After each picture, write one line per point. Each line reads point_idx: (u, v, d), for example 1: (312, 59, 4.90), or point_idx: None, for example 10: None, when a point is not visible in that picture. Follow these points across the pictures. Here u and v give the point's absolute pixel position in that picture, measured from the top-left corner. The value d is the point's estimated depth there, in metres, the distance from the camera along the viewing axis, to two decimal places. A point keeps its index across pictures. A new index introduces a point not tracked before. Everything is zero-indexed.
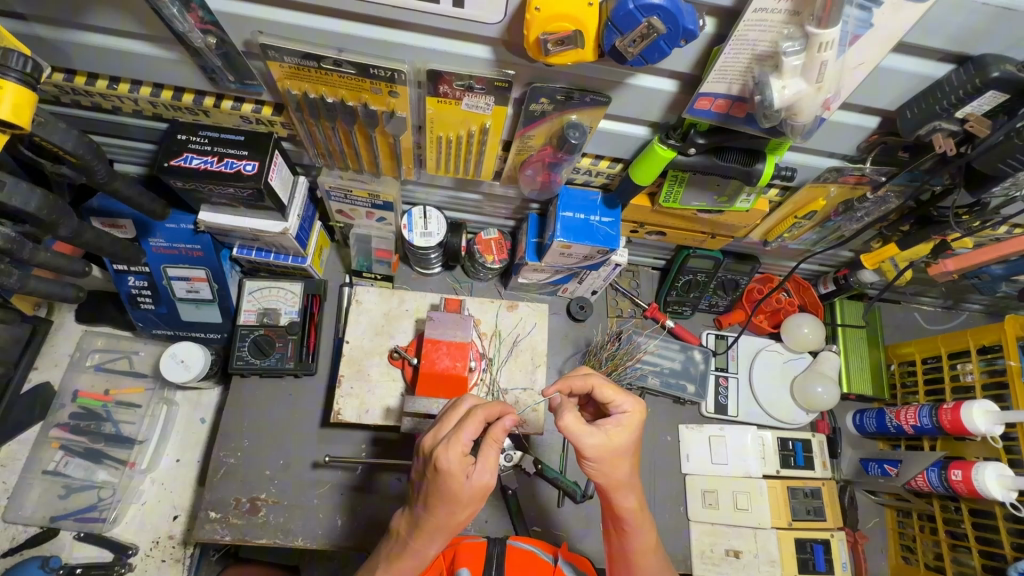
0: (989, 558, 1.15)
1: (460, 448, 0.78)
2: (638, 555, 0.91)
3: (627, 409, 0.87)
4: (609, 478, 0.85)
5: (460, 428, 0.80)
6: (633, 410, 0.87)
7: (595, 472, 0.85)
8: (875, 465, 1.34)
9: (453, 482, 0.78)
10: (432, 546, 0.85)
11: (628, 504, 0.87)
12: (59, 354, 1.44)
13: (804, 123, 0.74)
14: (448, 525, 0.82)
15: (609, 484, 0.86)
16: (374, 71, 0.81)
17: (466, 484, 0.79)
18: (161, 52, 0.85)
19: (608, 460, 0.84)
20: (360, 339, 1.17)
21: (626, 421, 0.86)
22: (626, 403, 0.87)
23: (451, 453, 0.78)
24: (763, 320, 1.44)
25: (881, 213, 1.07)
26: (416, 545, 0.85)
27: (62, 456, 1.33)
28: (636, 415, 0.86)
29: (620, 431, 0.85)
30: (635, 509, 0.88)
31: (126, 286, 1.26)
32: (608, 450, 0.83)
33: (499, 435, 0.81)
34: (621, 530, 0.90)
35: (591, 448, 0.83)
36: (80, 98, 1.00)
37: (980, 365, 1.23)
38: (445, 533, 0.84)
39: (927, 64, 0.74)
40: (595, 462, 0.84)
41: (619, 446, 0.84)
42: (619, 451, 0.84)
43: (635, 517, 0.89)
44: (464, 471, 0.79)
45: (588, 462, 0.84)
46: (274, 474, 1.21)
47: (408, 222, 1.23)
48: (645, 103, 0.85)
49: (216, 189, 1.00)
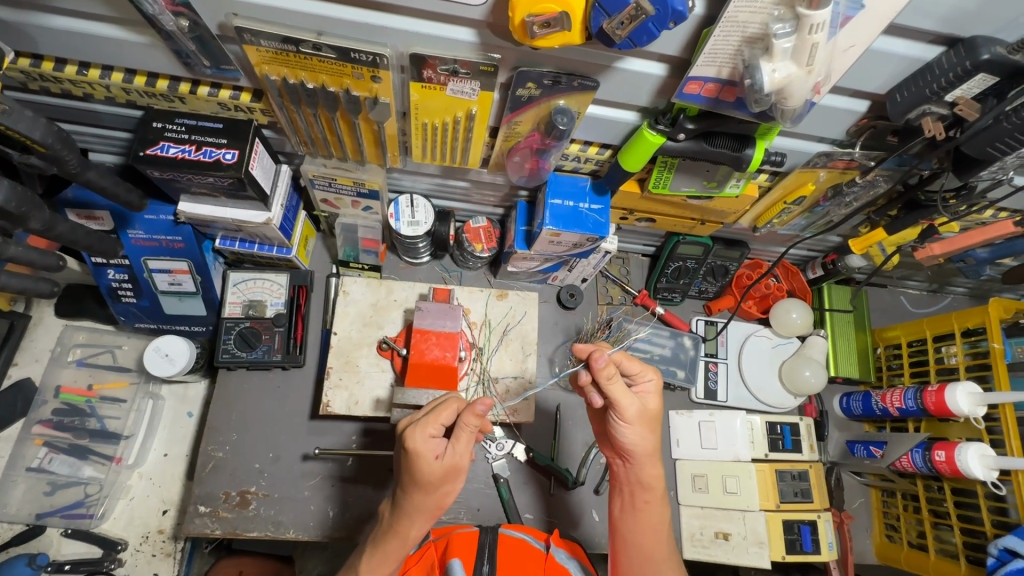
0: (970, 535, 1.18)
1: (429, 429, 0.80)
2: (657, 535, 0.94)
3: (650, 377, 0.89)
4: (645, 444, 0.90)
5: (436, 412, 0.81)
6: (655, 377, 0.89)
7: (634, 438, 0.88)
8: (861, 447, 1.36)
9: (421, 461, 0.79)
10: (416, 528, 0.85)
11: (657, 475, 0.92)
12: (39, 349, 1.40)
13: (794, 107, 0.73)
14: (430, 505, 0.83)
15: (642, 451, 0.90)
16: (356, 56, 0.79)
17: (437, 462, 0.80)
18: (132, 35, 0.82)
19: (643, 424, 0.88)
20: (348, 330, 1.16)
21: (651, 389, 0.89)
22: (648, 375, 0.89)
23: (422, 431, 0.79)
24: (752, 306, 1.44)
25: (870, 198, 1.07)
26: (400, 526, 0.85)
27: (46, 452, 1.30)
28: (656, 386, 0.90)
29: (649, 399, 0.89)
30: (660, 481, 0.93)
31: (106, 280, 1.23)
32: (645, 413, 0.88)
33: (473, 422, 0.80)
34: (645, 504, 0.94)
35: (632, 412, 0.86)
36: (49, 85, 0.96)
37: (964, 348, 1.25)
38: (426, 512, 0.84)
39: (917, 47, 0.73)
40: (634, 427, 0.87)
41: (653, 412, 0.89)
42: (652, 416, 0.89)
43: (660, 489, 0.94)
44: (435, 449, 0.80)
45: (628, 426, 0.87)
46: (265, 467, 1.20)
47: (395, 211, 1.21)
48: (633, 88, 0.84)
49: (195, 179, 0.98)
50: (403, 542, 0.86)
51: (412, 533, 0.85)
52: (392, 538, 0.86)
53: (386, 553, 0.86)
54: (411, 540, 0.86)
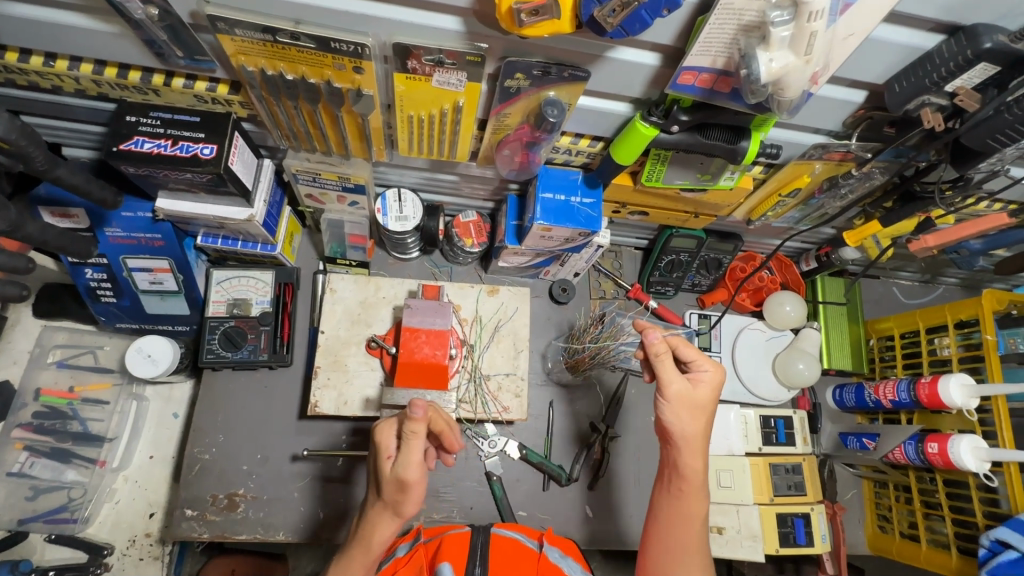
0: (962, 526, 1.18)
1: (391, 429, 0.81)
2: (689, 522, 0.91)
3: (707, 368, 0.94)
4: (688, 427, 0.92)
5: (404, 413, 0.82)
6: (712, 368, 0.94)
7: (674, 419, 0.92)
8: (854, 439, 1.36)
9: (377, 458, 0.81)
10: (373, 539, 0.82)
11: (697, 466, 0.92)
12: (17, 351, 1.36)
13: (791, 98, 0.70)
14: (386, 510, 0.81)
15: (685, 436, 0.92)
16: (337, 45, 0.76)
17: (389, 463, 0.80)
18: (100, 25, 0.78)
19: (685, 408, 0.92)
20: (335, 329, 1.13)
21: (707, 378, 0.93)
22: (710, 367, 0.94)
23: (383, 428, 0.81)
24: (746, 299, 1.44)
25: (866, 189, 1.05)
26: (363, 533, 0.83)
27: (27, 457, 1.26)
28: (714, 379, 0.94)
29: (704, 388, 0.93)
30: (699, 473, 0.92)
31: (84, 280, 1.19)
32: (689, 397, 0.92)
33: (418, 429, 0.76)
34: (679, 491, 0.93)
35: (674, 390, 0.91)
36: (15, 77, 0.92)
37: (957, 339, 1.25)
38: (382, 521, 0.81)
39: (917, 35, 0.71)
40: (675, 407, 0.92)
41: (701, 400, 0.92)
42: (698, 403, 0.92)
43: (699, 481, 0.93)
44: (388, 449, 0.80)
45: (669, 405, 0.92)
46: (252, 469, 1.18)
47: (382, 206, 1.18)
48: (625, 78, 0.81)
49: (172, 175, 0.94)
50: (364, 552, 0.83)
51: (371, 543, 0.82)
52: (353, 546, 0.84)
53: (349, 564, 0.83)
54: (369, 549, 0.82)
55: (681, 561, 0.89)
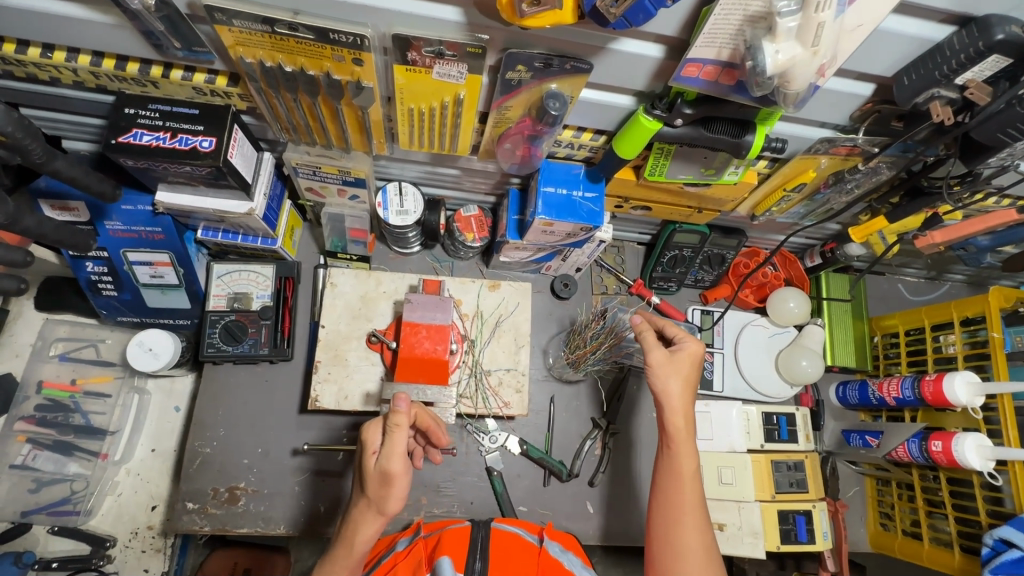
0: (965, 524, 1.18)
1: (379, 425, 0.82)
2: (682, 482, 0.91)
3: (688, 341, 0.99)
4: (672, 388, 0.95)
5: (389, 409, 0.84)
6: (692, 341, 0.98)
7: (658, 381, 0.95)
8: (857, 436, 1.36)
9: (363, 454, 0.81)
10: (356, 538, 0.81)
11: (681, 423, 0.93)
12: (20, 344, 1.37)
13: (797, 91, 0.69)
14: (370, 507, 0.81)
15: (670, 397, 0.94)
16: (335, 36, 0.75)
17: (373, 458, 0.80)
18: (97, 15, 0.77)
19: (668, 371, 0.95)
20: (336, 323, 1.13)
21: (687, 348, 0.98)
22: (689, 341, 0.99)
23: (370, 425, 0.82)
24: (749, 295, 1.43)
25: (872, 184, 1.04)
26: (348, 533, 0.82)
27: (30, 449, 1.26)
28: (695, 350, 0.98)
29: (686, 357, 0.97)
30: (686, 430, 0.93)
31: (85, 273, 1.18)
32: (672, 362, 0.96)
33: (401, 421, 0.77)
34: (668, 451, 0.94)
35: (656, 358, 0.96)
36: (13, 69, 0.91)
37: (963, 337, 1.24)
38: (365, 518, 0.81)
39: (927, 27, 0.70)
40: (659, 371, 0.95)
41: (684, 366, 0.96)
42: (682, 368, 0.96)
43: (686, 438, 0.94)
44: (373, 444, 0.80)
45: (654, 370, 0.96)
46: (253, 463, 1.18)
47: (383, 199, 1.17)
48: (628, 70, 0.80)
49: (171, 167, 0.93)
50: (349, 551, 0.82)
51: (354, 542, 0.81)
52: (339, 547, 0.83)
53: (335, 564, 0.82)
54: (354, 548, 0.81)
55: (682, 525, 0.88)
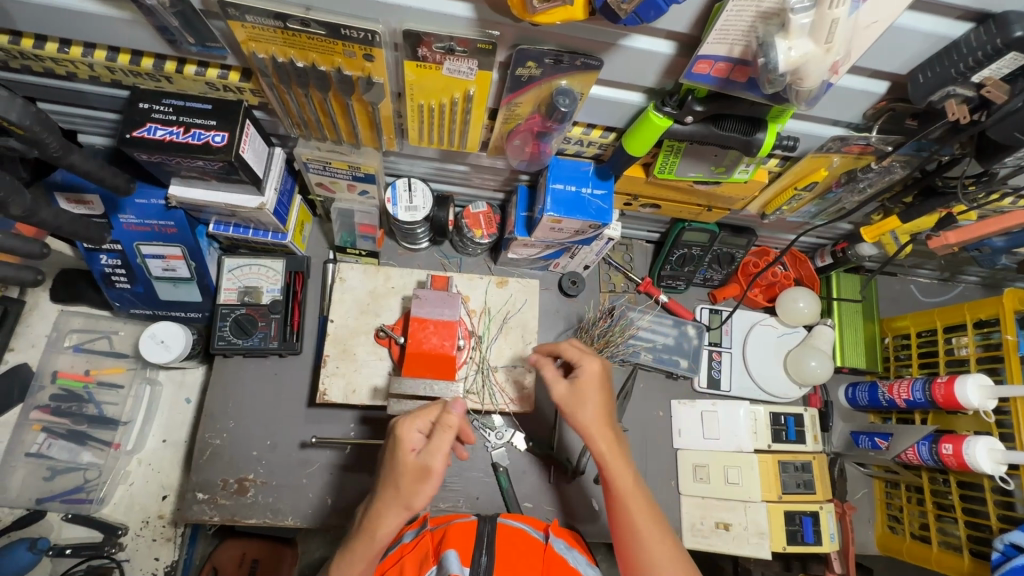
0: (975, 529, 1.17)
1: (416, 423, 0.83)
2: (624, 502, 0.91)
3: (585, 363, 0.96)
4: (587, 419, 0.93)
5: (426, 408, 0.86)
6: (587, 362, 0.95)
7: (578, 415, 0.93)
8: (866, 438, 1.34)
9: (398, 450, 0.82)
10: (381, 530, 0.82)
11: (607, 452, 0.92)
12: (35, 334, 1.39)
13: (810, 89, 0.68)
14: (397, 502, 0.81)
15: (581, 424, 0.93)
16: (346, 32, 0.75)
17: (410, 456, 0.81)
18: (113, 11, 0.78)
19: (589, 402, 0.94)
20: (344, 318, 1.14)
21: (581, 373, 0.95)
22: (587, 361, 0.96)
23: (406, 422, 0.83)
24: (758, 294, 1.41)
25: (885, 184, 1.03)
26: (370, 525, 0.83)
27: (44, 438, 1.29)
28: (595, 369, 0.95)
29: (583, 378, 0.95)
30: (613, 456, 0.92)
31: (99, 265, 1.20)
32: (576, 393, 0.94)
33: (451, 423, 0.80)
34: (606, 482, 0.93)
35: (567, 394, 0.94)
36: (31, 64, 0.92)
37: (976, 339, 1.22)
38: (395, 512, 0.82)
39: (944, 23, 0.69)
40: (580, 405, 0.94)
41: (580, 388, 0.94)
42: (580, 394, 0.94)
43: (618, 463, 0.92)
44: (410, 442, 0.82)
45: (574, 406, 0.94)
46: (262, 455, 1.20)
47: (392, 195, 1.18)
48: (639, 67, 0.79)
49: (184, 162, 0.94)
50: (372, 541, 0.83)
51: (380, 534, 0.82)
52: (361, 538, 0.83)
53: (357, 554, 0.83)
54: (375, 540, 0.82)
55: (643, 541, 0.88)
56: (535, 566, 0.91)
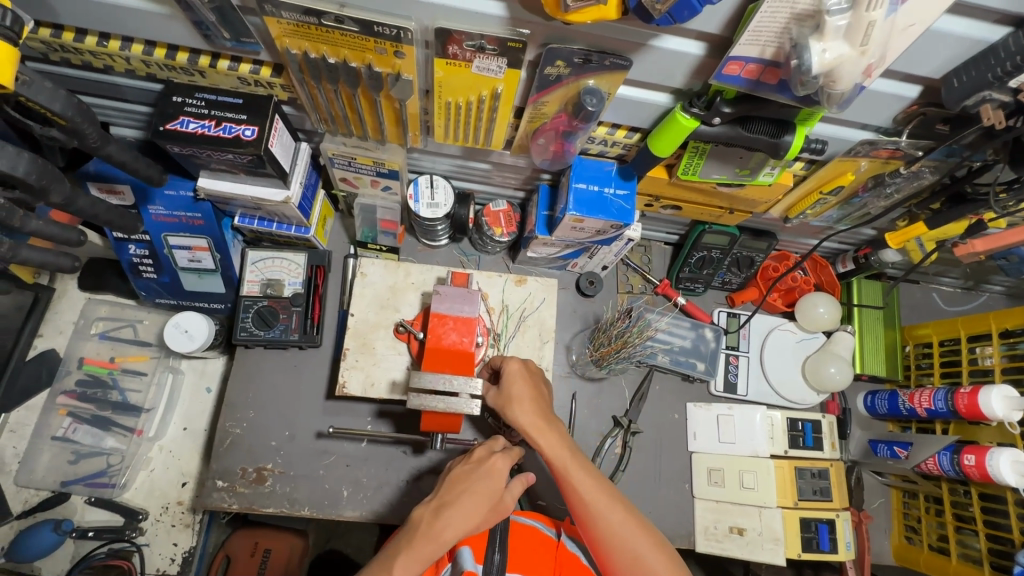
0: (995, 541, 1.15)
1: (504, 461, 0.87)
2: (575, 489, 0.88)
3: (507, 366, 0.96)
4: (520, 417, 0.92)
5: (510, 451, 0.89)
6: (509, 363, 0.96)
7: (511, 418, 0.93)
8: (885, 447, 1.32)
9: (494, 480, 0.84)
10: (446, 535, 0.79)
11: (546, 442, 0.91)
12: (63, 321, 1.42)
13: (842, 92, 0.68)
14: (478, 515, 0.81)
15: (522, 425, 0.92)
16: (379, 29, 0.76)
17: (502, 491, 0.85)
18: (152, 6, 0.80)
19: (516, 402, 0.93)
20: (365, 312, 1.15)
21: (506, 375, 0.95)
22: (507, 362, 0.97)
23: (501, 458, 0.87)
24: (778, 299, 1.40)
25: (913, 189, 1.02)
26: (439, 525, 0.80)
27: (70, 422, 1.33)
28: (516, 368, 0.96)
29: (514, 379, 0.95)
30: (554, 445, 0.91)
31: (127, 255, 1.23)
32: (505, 397, 0.94)
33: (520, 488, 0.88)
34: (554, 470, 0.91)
35: (497, 401, 0.94)
36: (70, 57, 0.95)
37: (1001, 349, 1.20)
38: (470, 524, 0.81)
39: (981, 27, 0.68)
40: (509, 409, 0.93)
41: (514, 390, 0.94)
42: (509, 397, 0.94)
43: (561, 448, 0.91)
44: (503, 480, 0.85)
45: (505, 410, 0.93)
46: (280, 445, 1.21)
47: (414, 192, 1.19)
48: (668, 68, 0.79)
49: (215, 155, 0.96)
50: (434, 542, 0.79)
51: (447, 537, 0.79)
52: (421, 537, 0.79)
53: (416, 551, 0.78)
54: (439, 548, 0.79)
55: (604, 523, 0.86)
56: (548, 564, 0.92)
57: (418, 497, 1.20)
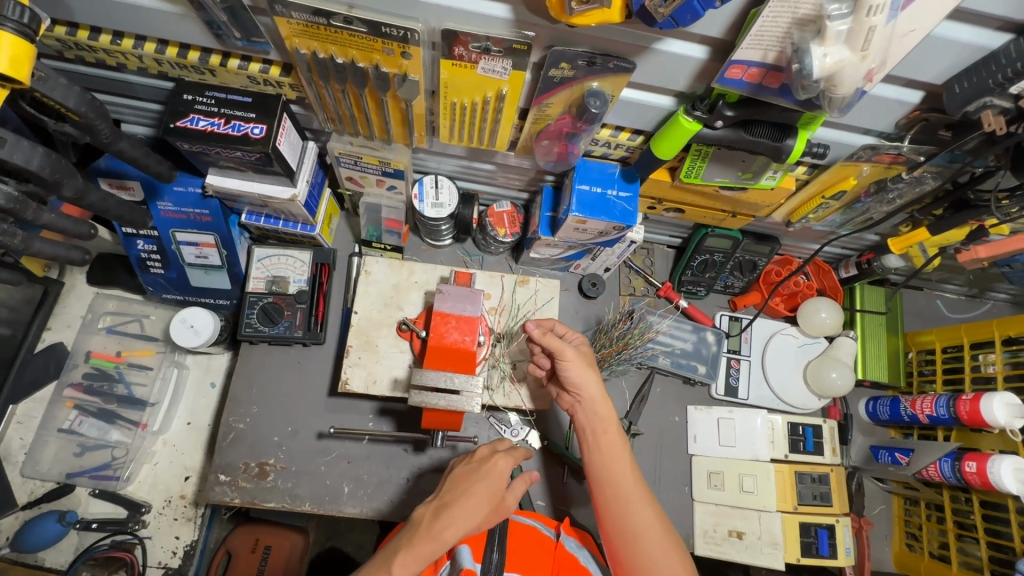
0: (997, 550, 1.14)
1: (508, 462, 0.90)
2: (616, 466, 0.94)
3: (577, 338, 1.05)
4: (591, 383, 0.98)
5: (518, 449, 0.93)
6: (581, 336, 1.05)
7: (581, 379, 0.98)
8: (886, 452, 1.32)
9: (495, 479, 0.87)
10: (447, 535, 0.80)
11: (610, 413, 0.98)
12: (71, 315, 1.44)
13: (843, 96, 0.69)
14: (476, 515, 0.83)
15: (588, 390, 0.98)
16: (386, 30, 0.78)
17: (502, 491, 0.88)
18: (165, 5, 0.81)
19: (588, 366, 0.99)
20: (368, 310, 1.16)
21: (580, 346, 1.04)
22: (577, 336, 1.05)
23: (506, 459, 0.90)
24: (780, 303, 1.40)
25: (915, 195, 1.02)
26: (438, 525, 0.81)
27: (76, 415, 1.35)
28: (587, 344, 1.05)
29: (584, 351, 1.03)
30: (614, 418, 0.99)
31: (136, 250, 1.25)
32: (583, 356, 0.99)
33: (524, 486, 0.93)
34: (602, 442, 0.97)
35: (574, 355, 0.97)
36: (84, 54, 0.97)
37: (1004, 357, 1.20)
38: (471, 524, 0.82)
39: (983, 34, 0.69)
40: (582, 368, 0.98)
41: (587, 357, 1.02)
42: (587, 358, 1.00)
43: (616, 425, 0.98)
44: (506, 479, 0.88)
45: (578, 368, 0.98)
46: (283, 441, 1.23)
47: (419, 191, 1.20)
48: (671, 71, 0.80)
49: (223, 152, 0.98)
50: (433, 541, 0.80)
51: (447, 537, 0.80)
52: (422, 537, 0.81)
53: (416, 551, 0.79)
54: (439, 549, 0.80)
55: (632, 508, 0.90)
56: (546, 564, 0.92)
57: (417, 494, 1.21)
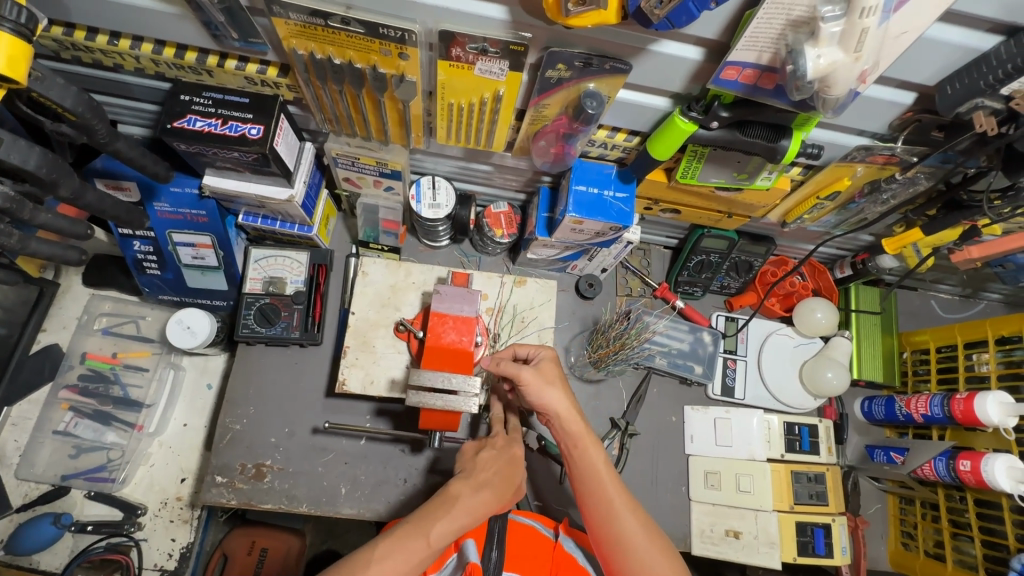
0: (991, 548, 1.15)
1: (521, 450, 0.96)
2: (597, 479, 0.90)
3: (540, 352, 0.97)
4: (552, 398, 0.91)
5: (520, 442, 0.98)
6: (544, 349, 0.98)
7: (543, 398, 0.91)
8: (881, 452, 1.33)
9: (515, 466, 0.93)
10: (480, 511, 0.85)
11: (582, 427, 0.92)
12: (66, 316, 1.43)
13: (837, 97, 0.69)
14: (509, 493, 0.89)
15: (554, 407, 0.92)
16: (384, 31, 0.78)
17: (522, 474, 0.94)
18: (162, 6, 0.81)
19: (551, 383, 0.92)
20: (365, 311, 1.16)
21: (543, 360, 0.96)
22: (540, 350, 0.98)
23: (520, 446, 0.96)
24: (775, 303, 1.42)
25: (909, 195, 1.03)
26: (477, 496, 0.85)
27: (72, 417, 1.34)
28: (551, 355, 0.97)
29: (548, 363, 0.96)
30: (587, 430, 0.93)
31: (132, 251, 1.25)
32: (543, 374, 0.92)
33: None
34: (578, 456, 0.92)
35: (531, 377, 0.91)
36: (82, 55, 0.97)
37: (997, 356, 1.21)
38: (504, 501, 0.88)
39: (974, 36, 0.70)
40: (543, 388, 0.91)
41: (548, 372, 0.94)
42: (549, 375, 0.93)
43: (589, 437, 0.92)
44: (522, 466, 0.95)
45: (539, 389, 0.91)
46: (280, 442, 1.22)
47: (416, 192, 1.20)
48: (667, 73, 0.81)
49: (221, 153, 0.98)
50: (470, 513, 0.84)
51: (483, 511, 0.85)
52: (460, 508, 0.83)
53: (455, 518, 0.82)
54: (475, 519, 0.84)
55: (620, 519, 0.88)
56: (545, 564, 0.92)
57: (415, 495, 1.21)
